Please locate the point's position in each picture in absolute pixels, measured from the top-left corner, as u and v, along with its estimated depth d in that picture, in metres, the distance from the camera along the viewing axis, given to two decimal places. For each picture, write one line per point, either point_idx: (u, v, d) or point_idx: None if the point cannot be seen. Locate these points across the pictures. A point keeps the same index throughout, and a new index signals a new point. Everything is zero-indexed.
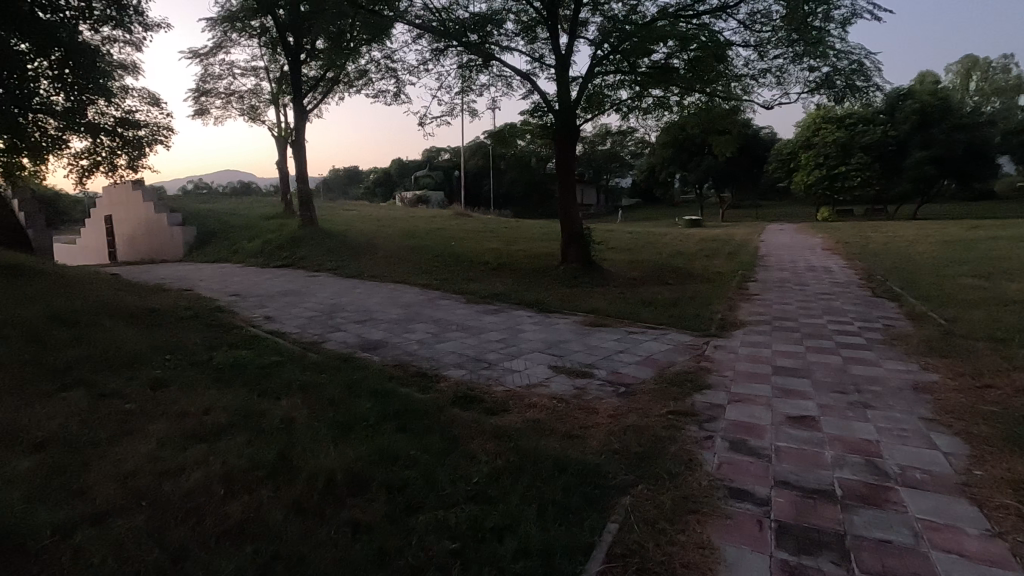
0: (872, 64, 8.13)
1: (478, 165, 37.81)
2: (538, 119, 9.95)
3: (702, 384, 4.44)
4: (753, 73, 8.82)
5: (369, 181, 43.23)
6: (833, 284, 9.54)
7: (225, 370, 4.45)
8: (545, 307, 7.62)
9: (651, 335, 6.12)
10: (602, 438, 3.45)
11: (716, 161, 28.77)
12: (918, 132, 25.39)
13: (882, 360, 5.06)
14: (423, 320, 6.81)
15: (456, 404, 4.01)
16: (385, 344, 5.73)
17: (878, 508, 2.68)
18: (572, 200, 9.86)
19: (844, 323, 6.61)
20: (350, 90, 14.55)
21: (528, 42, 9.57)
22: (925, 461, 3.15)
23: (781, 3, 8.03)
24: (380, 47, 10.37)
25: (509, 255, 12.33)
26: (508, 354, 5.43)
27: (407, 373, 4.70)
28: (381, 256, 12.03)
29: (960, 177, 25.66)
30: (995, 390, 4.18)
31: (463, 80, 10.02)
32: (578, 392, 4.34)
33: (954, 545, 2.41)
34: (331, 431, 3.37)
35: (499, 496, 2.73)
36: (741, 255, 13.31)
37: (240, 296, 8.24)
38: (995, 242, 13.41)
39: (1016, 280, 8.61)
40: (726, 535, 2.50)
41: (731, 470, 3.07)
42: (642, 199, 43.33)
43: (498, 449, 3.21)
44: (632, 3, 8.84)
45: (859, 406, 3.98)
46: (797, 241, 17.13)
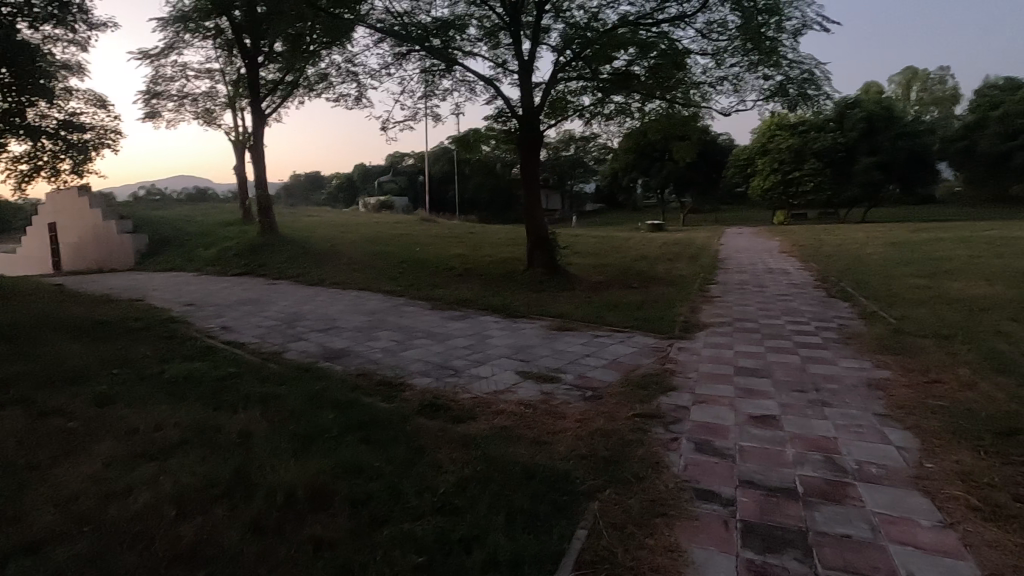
0: (822, 73, 8.45)
1: (443, 170, 37.69)
2: (502, 125, 9.95)
3: (667, 387, 4.49)
4: (710, 81, 9.03)
5: (332, 186, 42.50)
6: (790, 285, 9.83)
7: (178, 384, 4.25)
8: (511, 312, 7.59)
9: (617, 339, 6.16)
10: (569, 443, 3.44)
11: (677, 167, 29.46)
12: (866, 140, 26.68)
13: (837, 358, 5.23)
14: (388, 328, 6.68)
15: (421, 412, 3.94)
16: (349, 352, 5.60)
17: (838, 504, 2.74)
18: (536, 206, 9.86)
19: (802, 323, 6.81)
20: (310, 94, 14.25)
21: (491, 48, 9.58)
22: (881, 456, 3.25)
23: (736, 13, 8.26)
24: (341, 51, 10.17)
25: (475, 261, 12.28)
26: (475, 360, 5.37)
27: (371, 382, 4.59)
28: (345, 263, 11.80)
29: (903, 182, 27.11)
30: (942, 385, 4.38)
31: (426, 85, 9.95)
32: (544, 397, 4.32)
33: (909, 537, 2.48)
34: (291, 444, 3.25)
35: (466, 506, 2.68)
36: (702, 258, 13.63)
37: (195, 306, 7.92)
38: (937, 244, 14.11)
39: (958, 280, 9.06)
40: (694, 537, 2.51)
41: (696, 471, 3.10)
42: (606, 205, 44.22)
43: (465, 458, 3.15)
44: (593, 10, 8.96)
45: (817, 404, 4.09)
46: (755, 244, 17.62)
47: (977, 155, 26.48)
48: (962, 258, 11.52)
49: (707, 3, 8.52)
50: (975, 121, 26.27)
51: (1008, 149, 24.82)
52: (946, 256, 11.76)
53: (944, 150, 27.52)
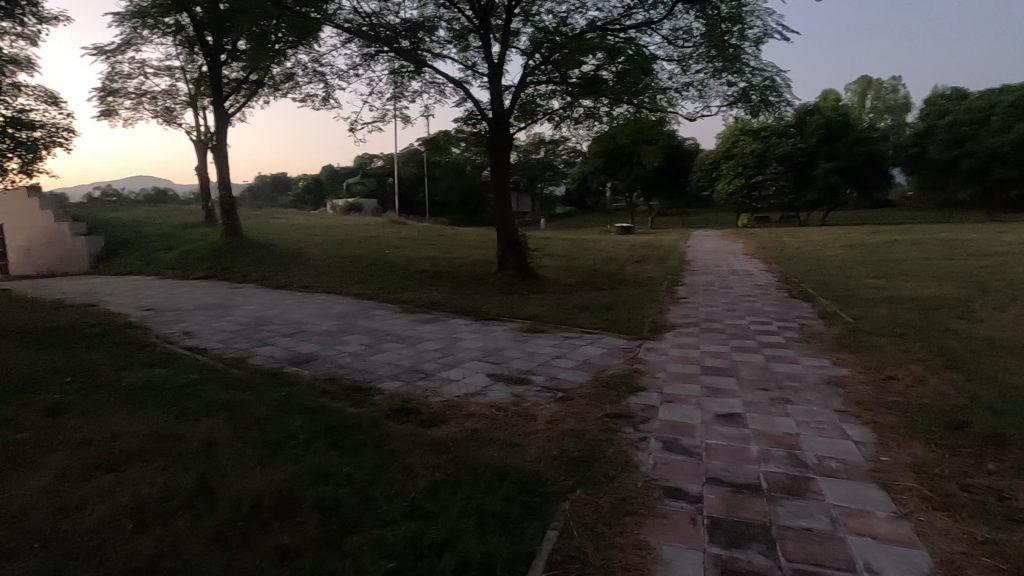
0: (783, 80, 8.70)
1: (412, 172, 37.42)
2: (472, 127, 9.96)
3: (636, 387, 4.56)
4: (676, 86, 9.21)
5: (298, 188, 41.68)
6: (754, 286, 10.10)
7: (137, 392, 4.10)
8: (482, 314, 7.58)
9: (587, 340, 6.23)
10: (540, 445, 3.45)
11: (644, 171, 30.00)
12: (824, 145, 27.62)
13: (799, 357, 5.40)
14: (357, 332, 6.58)
15: (392, 417, 3.89)
16: (317, 357, 5.49)
17: (800, 498, 2.83)
18: (507, 208, 9.89)
19: (765, 323, 7.00)
20: (275, 94, 13.97)
21: (461, 50, 9.57)
22: (840, 450, 3.36)
23: (701, 20, 8.45)
24: (308, 51, 10.00)
25: (446, 263, 12.24)
26: (446, 363, 5.34)
27: (340, 387, 4.52)
28: (312, 266, 11.60)
29: (860, 187, 28.15)
30: (896, 382, 4.56)
31: (395, 86, 9.89)
32: (516, 399, 4.33)
33: (866, 528, 2.58)
34: (257, 452, 3.17)
35: (438, 509, 2.66)
36: (670, 260, 13.89)
37: (154, 310, 7.65)
38: (892, 246, 14.68)
39: (911, 280, 9.46)
40: (663, 534, 2.54)
41: (665, 469, 3.15)
42: (576, 208, 44.61)
43: (436, 462, 3.13)
44: (562, 15, 9.05)
45: (780, 401, 4.21)
46: (720, 247, 18.03)
47: (927, 161, 27.68)
48: (915, 259, 12.00)
49: (673, 11, 8.69)
50: (926, 129, 27.47)
51: (956, 156, 26.04)
52: (899, 258, 12.26)
53: (897, 157, 28.69)
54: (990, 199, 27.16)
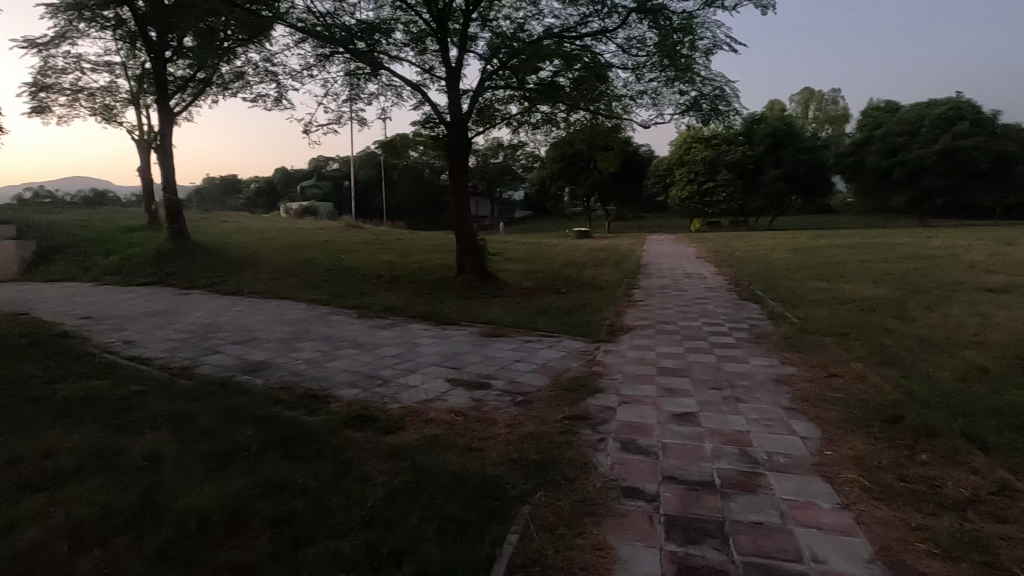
0: (732, 90, 9.00)
1: (369, 175, 36.83)
2: (429, 131, 9.91)
3: (595, 389, 4.62)
4: (631, 94, 9.42)
5: (249, 191, 40.33)
6: (706, 289, 10.42)
7: (72, 405, 3.87)
8: (441, 319, 7.53)
9: (546, 343, 6.28)
10: (500, 449, 3.45)
11: (602, 176, 30.54)
12: (771, 153, 28.86)
13: (749, 357, 5.60)
14: (312, 339, 6.41)
15: (349, 424, 3.81)
16: (269, 365, 5.32)
17: (751, 493, 2.93)
18: (466, 213, 9.86)
19: (717, 325, 7.23)
20: (224, 93, 13.51)
21: (418, 53, 9.53)
22: (788, 446, 3.50)
23: (654, 31, 8.69)
24: (259, 49, 9.72)
25: (404, 267, 12.08)
26: (403, 369, 5.27)
27: (295, 395, 4.40)
28: (264, 271, 11.24)
29: (804, 193, 29.49)
30: (838, 378, 4.79)
31: (351, 88, 9.74)
32: (476, 404, 4.31)
33: (812, 520, 2.69)
34: (205, 465, 3.04)
35: (396, 518, 2.62)
36: (626, 263, 14.18)
37: (92, 319, 7.23)
38: (833, 249, 15.44)
39: (852, 282, 9.95)
40: (621, 534, 2.58)
41: (622, 469, 3.21)
42: (535, 212, 45.00)
43: (395, 469, 3.09)
44: (519, 21, 9.15)
45: (732, 400, 4.35)
46: (674, 250, 18.51)
47: (865, 170, 29.23)
48: (855, 262, 12.64)
49: (627, 20, 8.90)
50: (863, 139, 29.02)
51: (889, 164, 27.67)
52: (840, 261, 12.90)
53: (838, 165, 30.18)
54: (921, 206, 28.97)
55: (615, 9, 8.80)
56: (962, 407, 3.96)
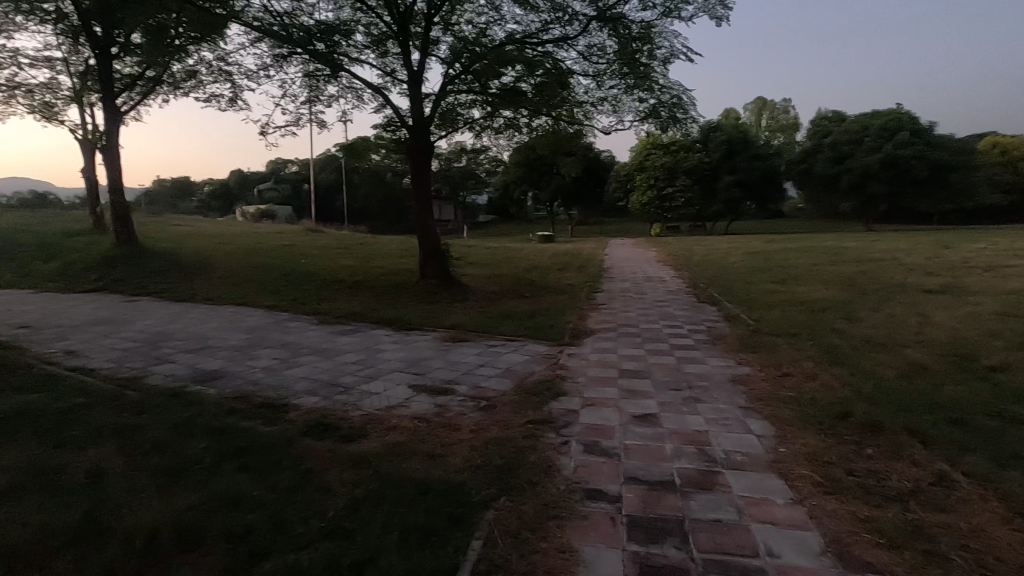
0: (690, 99, 9.24)
1: (329, 179, 36.18)
2: (391, 134, 9.82)
3: (558, 392, 4.65)
4: (592, 101, 9.56)
5: (203, 193, 38.98)
6: (666, 292, 10.65)
7: (8, 421, 3.64)
8: (404, 324, 7.45)
9: (510, 348, 6.28)
10: (464, 454, 3.43)
11: (564, 181, 30.87)
12: (726, 160, 29.82)
13: (708, 358, 5.75)
14: (270, 346, 6.22)
15: (308, 434, 3.71)
16: (224, 374, 5.14)
17: (709, 491, 3.00)
18: (429, 217, 9.80)
19: (677, 327, 7.39)
20: (176, 92, 13.03)
21: (379, 56, 9.43)
22: (744, 445, 3.60)
23: (614, 39, 8.85)
24: (212, 48, 9.43)
25: (366, 272, 11.91)
26: (365, 376, 5.18)
27: (252, 405, 4.26)
28: (219, 277, 10.87)
29: (758, 199, 30.56)
30: (791, 377, 4.97)
31: (310, 89, 9.56)
32: (439, 410, 4.27)
33: (768, 515, 2.77)
34: (154, 480, 2.91)
35: (358, 528, 2.57)
36: (589, 267, 14.35)
37: (31, 328, 6.84)
38: (786, 253, 16.04)
39: (804, 285, 10.33)
40: (585, 536, 2.60)
41: (585, 471, 3.24)
42: (498, 217, 45.18)
43: (356, 479, 3.03)
44: (481, 26, 9.17)
45: (691, 400, 4.45)
46: (635, 255, 18.87)
47: (814, 177, 30.50)
48: (806, 265, 13.16)
49: (587, 28, 9.03)
50: (812, 147, 30.32)
51: (837, 172, 28.98)
52: (793, 264, 13.42)
53: (789, 171, 31.40)
54: (866, 211, 30.44)
55: (575, 17, 8.92)
56: (905, 403, 4.16)
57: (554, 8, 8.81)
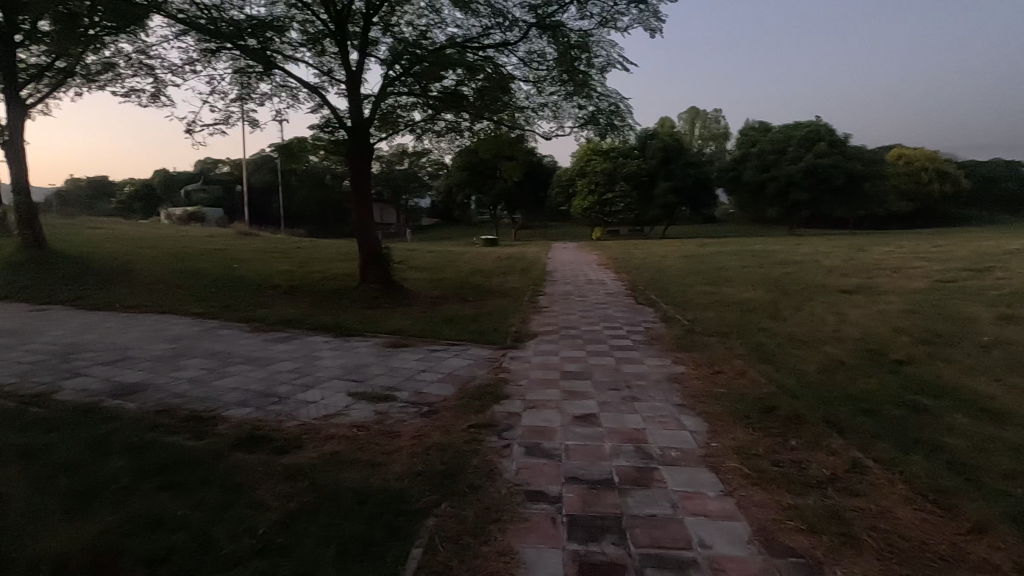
0: (627, 107, 9.53)
1: (264, 180, 34.81)
2: (328, 135, 9.55)
3: (501, 396, 4.66)
4: (532, 106, 9.67)
5: (123, 193, 36.43)
6: (606, 294, 10.92)
7: None
8: (343, 330, 7.25)
9: (452, 352, 6.24)
10: (404, 461, 3.38)
11: (507, 185, 31.07)
12: (662, 166, 30.97)
13: (645, 358, 5.93)
14: (198, 357, 5.88)
15: (239, 447, 3.53)
16: (145, 386, 4.82)
17: (646, 487, 3.09)
18: (369, 220, 9.61)
19: (616, 328, 7.59)
20: (91, 85, 12.14)
21: (316, 54, 9.19)
22: (679, 440, 3.74)
23: (553, 46, 8.99)
24: (131, 39, 8.85)
25: (303, 277, 11.52)
26: (302, 384, 5.00)
27: (177, 418, 4.01)
28: (141, 283, 10.19)
29: (693, 204, 31.89)
30: (722, 374, 5.22)
31: (241, 86, 9.16)
32: (379, 418, 4.17)
33: (700, 508, 2.89)
34: (63, 503, 2.69)
35: (291, 543, 2.47)
36: (532, 271, 14.50)
37: None
38: (718, 256, 16.85)
39: (734, 286, 10.88)
40: (526, 538, 2.61)
41: (528, 473, 3.26)
42: (441, 220, 44.87)
43: (291, 491, 2.91)
44: (422, 28, 9.12)
45: (629, 399, 4.58)
46: (577, 258, 19.19)
47: (742, 184, 32.19)
48: (736, 267, 13.85)
49: (527, 34, 9.15)
50: (740, 156, 31.98)
51: (764, 179, 30.63)
52: (724, 266, 14.08)
53: (720, 179, 32.99)
54: (789, 216, 32.43)
55: (515, 23, 9.00)
56: (823, 396, 4.45)
57: (494, 13, 8.86)
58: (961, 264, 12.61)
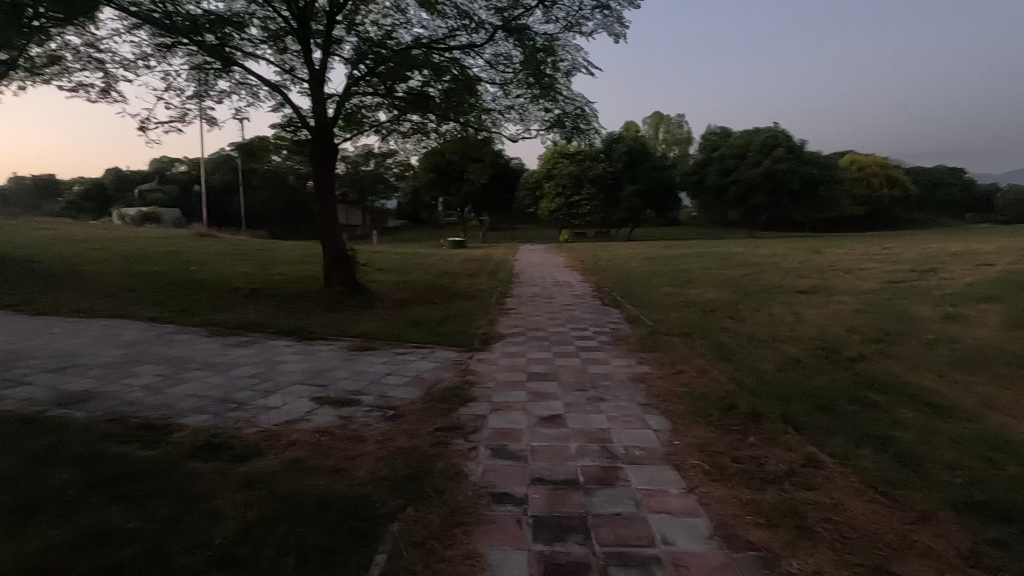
0: (592, 111, 9.64)
1: (224, 180, 33.78)
2: (290, 135, 9.35)
3: (467, 398, 4.64)
4: (499, 109, 9.69)
5: (71, 192, 34.76)
6: (573, 296, 11.02)
7: None
8: (306, 334, 7.10)
9: (418, 355, 6.18)
10: (369, 466, 3.32)
11: (474, 187, 31.00)
12: (628, 170, 31.42)
13: (611, 358, 6.01)
14: (151, 363, 5.65)
15: (194, 455, 3.41)
16: (95, 394, 4.61)
17: (611, 487, 3.13)
18: (334, 222, 9.45)
19: (583, 329, 7.67)
20: (36, 79, 11.57)
21: (277, 52, 8.98)
22: (643, 439, 3.80)
23: (519, 49, 9.02)
24: (79, 32, 8.47)
25: (265, 280, 11.24)
26: (262, 390, 4.87)
27: (129, 427, 3.85)
28: (91, 287, 9.75)
29: (657, 207, 32.44)
30: (685, 374, 5.33)
31: (198, 83, 8.88)
32: (343, 422, 4.10)
33: (663, 505, 2.94)
34: (3, 520, 2.55)
35: (249, 554, 2.40)
36: (499, 273, 14.52)
37: None
38: (682, 258, 17.22)
39: (697, 287, 11.14)
40: (492, 541, 2.61)
41: (494, 475, 3.26)
42: (408, 222, 44.45)
43: (249, 500, 2.83)
44: (387, 28, 9.03)
45: (595, 400, 4.62)
46: (544, 260, 19.33)
47: (705, 188, 32.97)
48: (699, 269, 14.18)
49: (494, 37, 9.16)
50: (703, 160, 32.78)
51: (725, 183, 31.45)
52: (687, 268, 14.41)
53: (684, 182, 33.72)
54: (750, 220, 33.38)
55: (482, 25, 9.00)
56: (781, 394, 4.59)
57: (461, 15, 8.85)
58: (909, 265, 13.23)
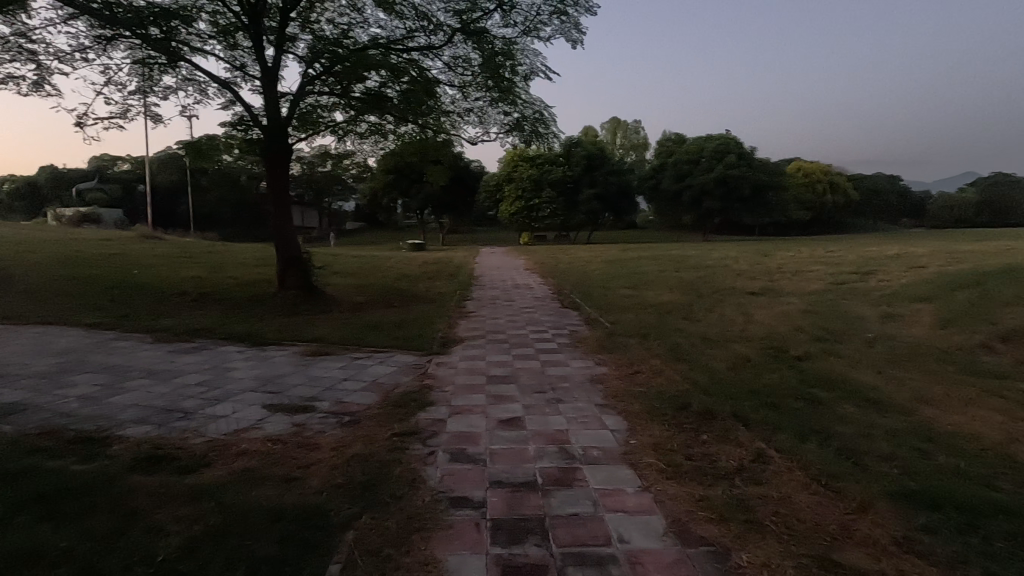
0: (550, 115, 9.73)
1: (170, 180, 32.38)
2: (241, 133, 9.06)
3: (426, 402, 4.59)
4: (458, 111, 9.67)
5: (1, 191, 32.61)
6: (533, 298, 11.08)
7: None
8: (258, 339, 6.87)
9: (376, 359, 6.08)
10: (323, 474, 3.24)
11: (433, 189, 30.74)
12: (586, 174, 31.82)
13: (570, 360, 6.06)
14: (89, 372, 5.34)
15: (135, 468, 3.24)
16: (24, 406, 4.32)
17: (569, 487, 3.15)
18: (288, 224, 9.21)
19: (542, 332, 7.72)
20: None
21: (227, 48, 8.70)
22: (600, 439, 3.85)
23: (478, 52, 9.03)
24: (9, 20, 7.97)
25: (215, 284, 10.83)
26: (211, 398, 4.69)
27: (63, 440, 3.63)
28: (23, 291, 9.16)
29: (615, 211, 32.98)
30: (641, 374, 5.43)
31: (141, 78, 8.50)
32: (296, 430, 3.98)
33: (620, 504, 2.99)
34: None
35: (194, 570, 2.30)
36: (460, 276, 14.46)
37: None
38: (639, 261, 17.58)
39: (653, 289, 11.38)
40: (449, 546, 2.58)
41: (452, 480, 3.23)
42: (367, 224, 43.72)
43: (195, 513, 2.72)
44: (343, 27, 8.87)
45: (553, 402, 4.65)
46: (505, 262, 19.32)
47: (660, 192, 33.75)
48: (656, 272, 14.49)
49: (452, 39, 9.15)
50: (659, 165, 33.55)
51: (680, 188, 32.27)
52: (644, 271, 14.70)
53: (641, 187, 34.42)
54: (703, 224, 34.37)
55: (440, 26, 8.96)
56: (732, 392, 4.74)
57: (419, 16, 8.79)
58: (851, 267, 13.89)
